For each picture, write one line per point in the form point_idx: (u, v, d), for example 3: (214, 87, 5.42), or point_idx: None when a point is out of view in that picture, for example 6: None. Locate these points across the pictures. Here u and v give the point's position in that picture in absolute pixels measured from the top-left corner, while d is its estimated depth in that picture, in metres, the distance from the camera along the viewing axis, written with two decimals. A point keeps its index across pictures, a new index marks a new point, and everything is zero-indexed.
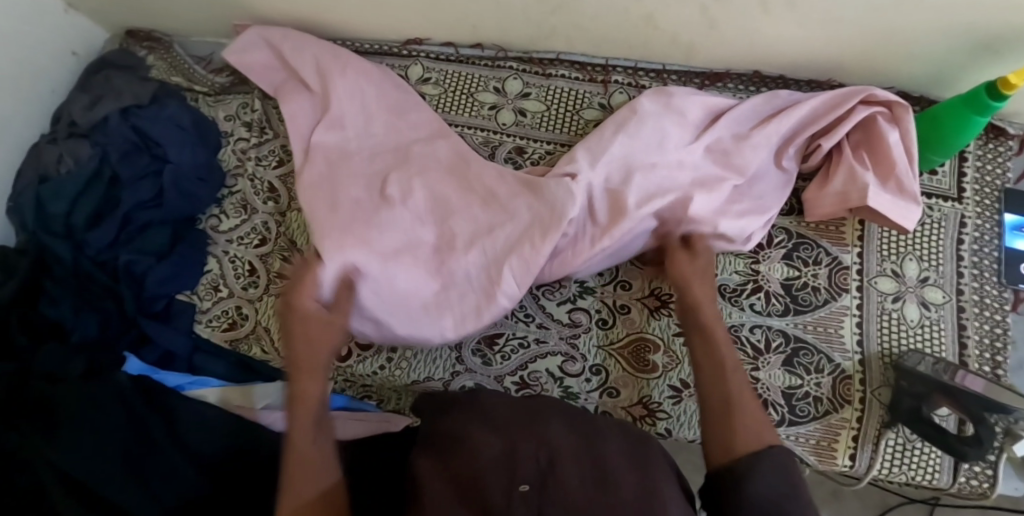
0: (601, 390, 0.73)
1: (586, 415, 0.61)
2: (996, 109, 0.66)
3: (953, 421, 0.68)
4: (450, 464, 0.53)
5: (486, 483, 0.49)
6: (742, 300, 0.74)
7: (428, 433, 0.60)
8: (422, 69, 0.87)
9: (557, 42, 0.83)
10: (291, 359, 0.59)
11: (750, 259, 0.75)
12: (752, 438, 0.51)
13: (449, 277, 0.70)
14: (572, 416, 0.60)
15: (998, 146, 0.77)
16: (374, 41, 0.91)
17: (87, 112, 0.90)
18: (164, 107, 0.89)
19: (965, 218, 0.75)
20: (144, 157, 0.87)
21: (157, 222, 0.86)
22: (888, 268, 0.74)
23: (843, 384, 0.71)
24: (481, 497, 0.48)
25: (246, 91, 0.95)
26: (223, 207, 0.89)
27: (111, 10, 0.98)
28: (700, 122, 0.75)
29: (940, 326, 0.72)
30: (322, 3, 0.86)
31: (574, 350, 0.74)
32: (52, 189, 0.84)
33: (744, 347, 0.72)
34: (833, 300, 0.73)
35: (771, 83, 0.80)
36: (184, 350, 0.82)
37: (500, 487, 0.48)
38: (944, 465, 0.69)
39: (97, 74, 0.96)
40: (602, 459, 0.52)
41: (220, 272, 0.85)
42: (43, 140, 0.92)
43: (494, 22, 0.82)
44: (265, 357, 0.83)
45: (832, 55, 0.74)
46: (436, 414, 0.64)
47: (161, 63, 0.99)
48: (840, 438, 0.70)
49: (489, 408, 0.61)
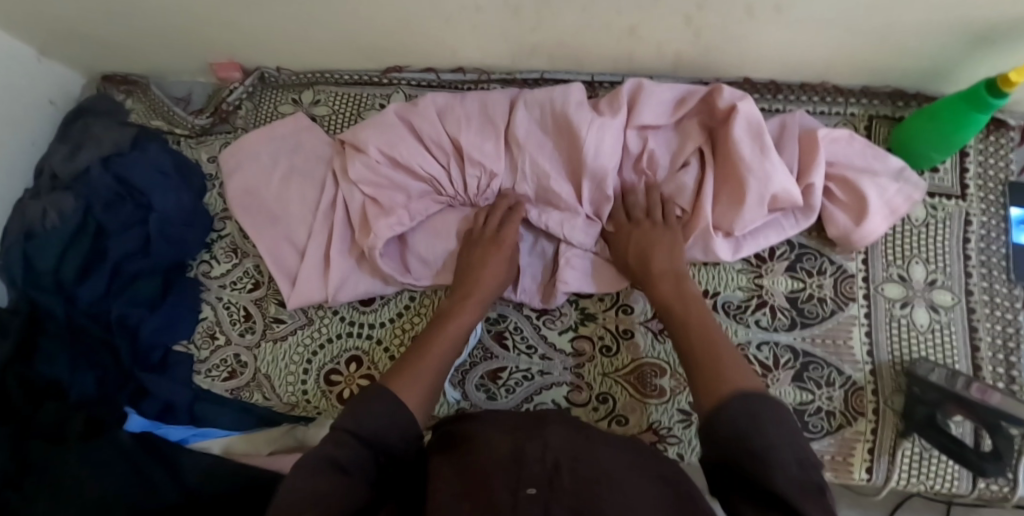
0: (609, 418, 0.72)
1: (599, 431, 0.58)
2: (997, 106, 0.64)
3: (970, 429, 0.67)
4: (462, 470, 0.49)
5: (494, 486, 0.46)
6: (747, 317, 0.72)
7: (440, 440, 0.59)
8: (405, 96, 0.86)
9: (540, 60, 0.81)
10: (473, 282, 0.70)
11: (753, 274, 0.73)
12: (727, 383, 0.50)
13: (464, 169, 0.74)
14: (574, 423, 0.58)
15: (999, 137, 0.75)
16: (353, 70, 0.90)
17: (68, 164, 0.88)
18: (146, 152, 0.87)
19: (970, 216, 0.73)
20: (128, 205, 0.85)
21: (146, 271, 0.83)
22: (893, 273, 0.72)
23: (855, 396, 0.69)
24: (487, 496, 0.44)
25: (227, 131, 0.93)
26: (213, 252, 0.87)
27: (85, 57, 0.96)
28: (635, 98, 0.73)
29: (951, 329, 0.70)
30: (295, 37, 0.84)
31: (579, 379, 0.73)
32: (40, 245, 0.82)
33: (752, 365, 0.70)
34: (840, 311, 0.71)
35: (763, 90, 0.78)
36: (184, 400, 0.80)
37: (504, 486, 0.45)
38: (963, 473, 0.68)
39: (76, 122, 0.94)
40: (608, 472, 0.49)
41: (215, 318, 0.84)
42: (27, 194, 0.90)
43: (473, 46, 0.80)
44: (266, 403, 0.81)
45: (822, 56, 0.72)
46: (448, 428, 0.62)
47: (140, 107, 0.97)
48: (856, 451, 0.69)
49: (499, 421, 0.59)
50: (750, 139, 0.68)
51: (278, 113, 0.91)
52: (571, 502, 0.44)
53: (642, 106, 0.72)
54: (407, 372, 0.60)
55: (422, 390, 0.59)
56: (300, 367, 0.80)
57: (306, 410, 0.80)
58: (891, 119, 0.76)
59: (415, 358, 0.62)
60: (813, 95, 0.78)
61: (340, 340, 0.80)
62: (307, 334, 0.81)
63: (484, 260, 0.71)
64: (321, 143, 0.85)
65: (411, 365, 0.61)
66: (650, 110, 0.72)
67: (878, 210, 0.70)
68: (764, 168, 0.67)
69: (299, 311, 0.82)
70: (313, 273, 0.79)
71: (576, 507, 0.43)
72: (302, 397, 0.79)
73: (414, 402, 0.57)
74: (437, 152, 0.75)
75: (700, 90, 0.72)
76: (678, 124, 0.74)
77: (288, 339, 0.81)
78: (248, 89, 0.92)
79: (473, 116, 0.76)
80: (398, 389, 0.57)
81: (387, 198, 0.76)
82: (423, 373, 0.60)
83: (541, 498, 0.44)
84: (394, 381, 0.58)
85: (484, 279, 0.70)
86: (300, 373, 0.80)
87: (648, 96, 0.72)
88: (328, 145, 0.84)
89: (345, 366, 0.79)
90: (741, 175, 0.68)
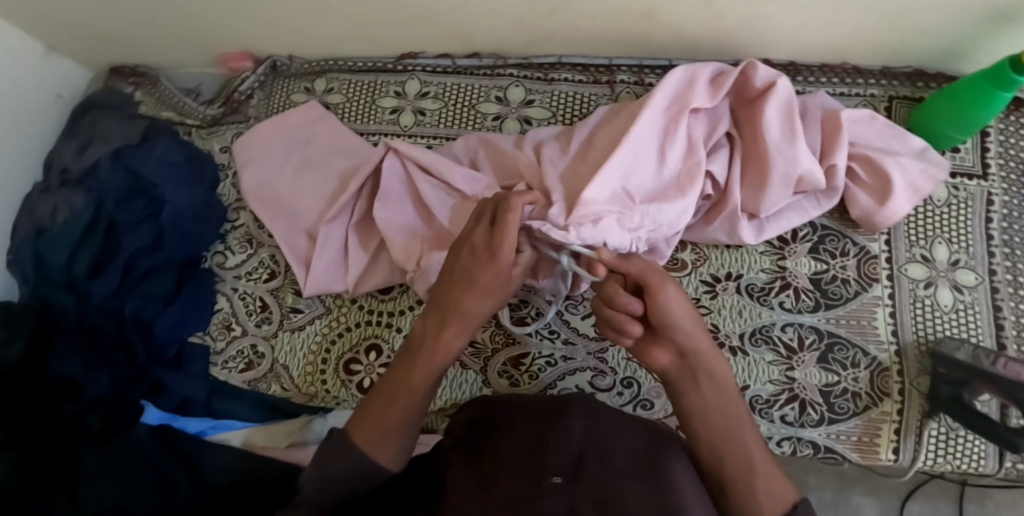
0: (634, 402, 0.72)
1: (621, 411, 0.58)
2: (1021, 83, 0.63)
3: (996, 407, 0.67)
4: (492, 467, 0.49)
5: (523, 480, 0.46)
6: (770, 299, 0.72)
7: (449, 439, 0.59)
8: (419, 83, 0.86)
9: (557, 46, 0.81)
10: (449, 305, 0.55)
11: (775, 256, 0.73)
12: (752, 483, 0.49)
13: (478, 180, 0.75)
14: (599, 405, 0.57)
15: (1019, 117, 0.75)
16: (366, 57, 0.89)
17: (78, 158, 0.86)
18: (157, 145, 0.86)
19: (992, 195, 0.73)
20: (140, 200, 0.83)
21: (160, 267, 0.82)
22: (917, 253, 0.72)
23: (881, 377, 0.69)
24: (514, 491, 0.45)
25: (239, 121, 0.92)
26: (228, 243, 0.86)
27: (92, 50, 0.95)
28: (674, 84, 0.70)
29: (975, 309, 0.70)
30: (308, 26, 0.83)
31: (603, 364, 0.73)
32: (52, 241, 0.81)
33: (777, 347, 0.70)
34: (863, 292, 0.71)
35: (782, 71, 0.78)
36: (201, 395, 0.79)
37: (531, 476, 0.46)
38: (989, 452, 0.68)
39: (84, 116, 0.93)
40: (637, 460, 0.49)
41: (231, 310, 0.83)
42: (37, 190, 0.89)
43: (489, 31, 0.79)
44: (284, 394, 0.81)
45: (845, 37, 0.72)
46: (466, 416, 0.61)
47: (149, 99, 0.96)
48: (882, 433, 0.68)
49: (526, 404, 0.58)
50: (782, 117, 0.68)
51: (290, 103, 0.89)
52: (597, 500, 0.44)
53: (684, 87, 0.70)
54: (379, 417, 0.53)
55: (397, 440, 0.53)
56: (319, 357, 0.79)
57: (325, 400, 0.79)
58: (912, 100, 0.76)
59: (382, 399, 0.55)
60: (832, 76, 0.77)
61: (359, 328, 0.79)
62: (326, 322, 0.80)
63: (465, 283, 0.55)
64: (335, 132, 0.84)
65: (382, 410, 0.54)
66: (693, 89, 0.69)
67: (902, 190, 0.70)
68: (795, 152, 0.67)
69: (316, 300, 0.81)
70: (331, 266, 0.78)
71: (599, 498, 0.44)
72: (322, 387, 0.78)
73: (389, 458, 0.52)
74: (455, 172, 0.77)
75: (729, 69, 0.71)
76: (713, 108, 0.72)
77: (306, 328, 0.80)
78: (260, 78, 0.91)
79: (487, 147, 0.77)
80: (367, 441, 0.52)
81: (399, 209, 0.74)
82: (397, 422, 0.53)
83: (566, 489, 0.45)
84: (361, 433, 0.53)
85: (467, 303, 0.55)
86: (318, 363, 0.79)
87: (694, 80, 0.70)
88: (343, 134, 0.84)
89: (365, 355, 0.78)
90: (770, 154, 0.67)
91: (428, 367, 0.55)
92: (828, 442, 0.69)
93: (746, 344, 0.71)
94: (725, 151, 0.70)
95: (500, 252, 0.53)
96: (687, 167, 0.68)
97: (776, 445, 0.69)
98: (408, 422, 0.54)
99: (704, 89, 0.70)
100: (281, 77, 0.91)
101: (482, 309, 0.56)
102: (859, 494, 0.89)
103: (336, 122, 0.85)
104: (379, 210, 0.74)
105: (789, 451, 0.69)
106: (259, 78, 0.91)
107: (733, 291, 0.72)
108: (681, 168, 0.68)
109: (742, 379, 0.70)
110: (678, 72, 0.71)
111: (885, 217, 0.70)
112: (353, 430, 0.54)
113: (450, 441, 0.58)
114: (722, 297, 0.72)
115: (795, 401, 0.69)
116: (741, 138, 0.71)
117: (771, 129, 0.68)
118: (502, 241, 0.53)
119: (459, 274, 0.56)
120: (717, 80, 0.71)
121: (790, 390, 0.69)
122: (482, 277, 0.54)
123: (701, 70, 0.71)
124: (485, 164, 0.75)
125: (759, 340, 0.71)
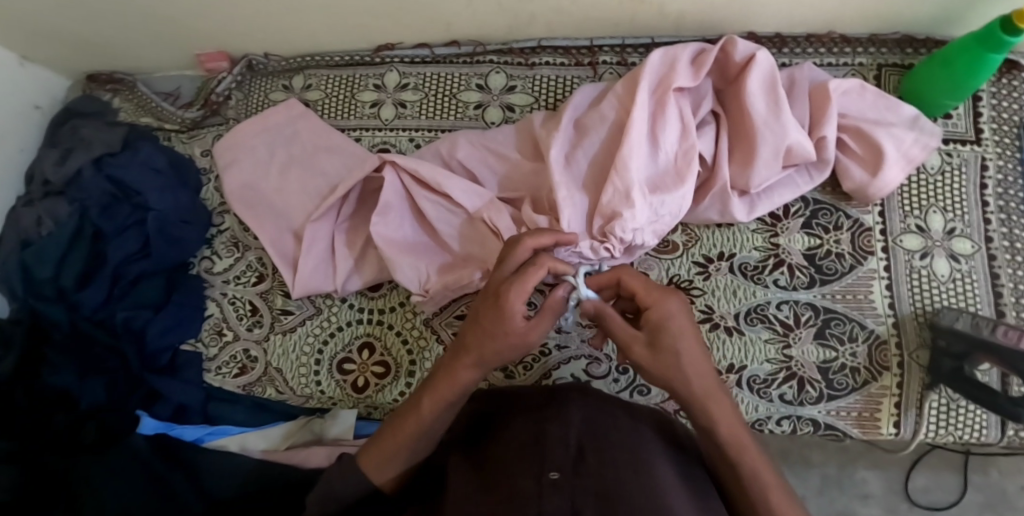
0: (631, 388, 0.71)
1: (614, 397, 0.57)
2: (1013, 44, 0.62)
3: (996, 376, 0.67)
4: (491, 468, 0.48)
5: (518, 473, 0.45)
6: (765, 277, 0.71)
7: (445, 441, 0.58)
8: (398, 75, 0.84)
9: (537, 29, 0.79)
10: (463, 337, 0.52)
11: (768, 233, 0.72)
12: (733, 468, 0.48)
13: (471, 174, 0.74)
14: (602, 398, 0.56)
15: (1011, 79, 0.73)
16: (344, 51, 0.87)
17: (58, 169, 0.85)
18: (137, 151, 0.84)
19: (986, 160, 0.72)
20: (125, 207, 0.82)
21: (149, 272, 0.81)
22: (911, 223, 0.71)
23: (879, 350, 0.68)
24: (510, 489, 0.44)
25: (218, 123, 0.90)
26: (214, 248, 0.85)
27: (66, 58, 0.93)
28: (658, 68, 0.69)
29: (972, 277, 0.69)
30: (283, 22, 0.81)
31: (598, 351, 0.72)
32: (36, 254, 0.80)
33: (773, 325, 0.69)
34: (859, 265, 0.70)
35: (768, 44, 0.76)
36: (196, 401, 0.79)
37: (528, 473, 0.44)
38: (991, 421, 0.67)
39: (62, 126, 0.91)
40: (636, 453, 0.48)
41: (221, 315, 0.82)
42: (20, 202, 0.88)
43: (467, 19, 0.77)
44: (281, 397, 0.80)
45: (828, 6, 0.70)
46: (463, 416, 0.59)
47: (128, 105, 0.94)
48: (882, 406, 0.68)
49: (520, 399, 0.56)
50: (766, 89, 0.67)
51: (270, 101, 0.88)
52: (595, 493, 0.42)
53: (667, 71, 0.68)
54: (382, 443, 0.54)
55: (395, 468, 0.54)
56: (311, 358, 0.78)
57: (321, 402, 0.78)
58: (902, 67, 0.74)
59: (389, 429, 0.54)
60: (819, 46, 0.76)
61: (350, 327, 0.78)
62: (318, 323, 0.79)
63: (479, 326, 0.50)
64: (316, 130, 0.82)
65: (386, 442, 0.54)
66: (679, 71, 0.68)
67: (894, 160, 0.68)
68: (781, 131, 0.65)
69: (307, 301, 0.80)
70: (318, 266, 0.77)
71: (598, 492, 0.42)
72: (316, 389, 0.78)
73: (389, 482, 0.54)
74: (456, 169, 0.75)
75: (711, 47, 0.70)
76: (698, 87, 0.70)
77: (298, 330, 0.79)
78: (237, 78, 0.90)
79: (472, 137, 0.76)
80: (369, 468, 0.54)
81: (397, 211, 0.73)
82: (399, 453, 0.53)
83: (565, 484, 0.43)
84: (367, 459, 0.54)
85: (477, 341, 0.50)
86: (312, 364, 0.78)
87: (675, 62, 0.68)
88: (323, 132, 0.82)
89: (357, 354, 0.77)
90: (756, 131, 0.66)
91: (436, 398, 0.52)
92: (828, 418, 0.68)
93: (741, 323, 0.70)
94: (712, 128, 0.69)
95: (506, 291, 0.49)
96: (679, 154, 0.66)
97: (775, 424, 0.68)
98: (414, 452, 0.54)
99: (687, 72, 0.68)
100: (259, 76, 0.90)
101: (497, 341, 0.50)
102: (861, 468, 0.89)
103: (318, 119, 0.83)
104: (377, 225, 0.72)
105: (788, 429, 0.68)
106: (236, 78, 0.90)
107: (726, 271, 0.71)
108: (678, 151, 0.66)
109: (739, 360, 0.69)
110: (660, 56, 0.69)
111: (878, 189, 0.69)
112: (361, 451, 0.55)
113: (450, 441, 0.57)
114: (715, 277, 0.71)
115: (793, 379, 0.68)
116: (731, 119, 0.69)
117: (756, 108, 0.66)
118: (514, 283, 0.49)
119: (476, 306, 0.52)
120: (699, 60, 0.69)
121: (788, 368, 0.68)
122: (488, 318, 0.50)
123: (681, 53, 0.69)
124: (480, 166, 0.74)
125: (754, 319, 0.70)
